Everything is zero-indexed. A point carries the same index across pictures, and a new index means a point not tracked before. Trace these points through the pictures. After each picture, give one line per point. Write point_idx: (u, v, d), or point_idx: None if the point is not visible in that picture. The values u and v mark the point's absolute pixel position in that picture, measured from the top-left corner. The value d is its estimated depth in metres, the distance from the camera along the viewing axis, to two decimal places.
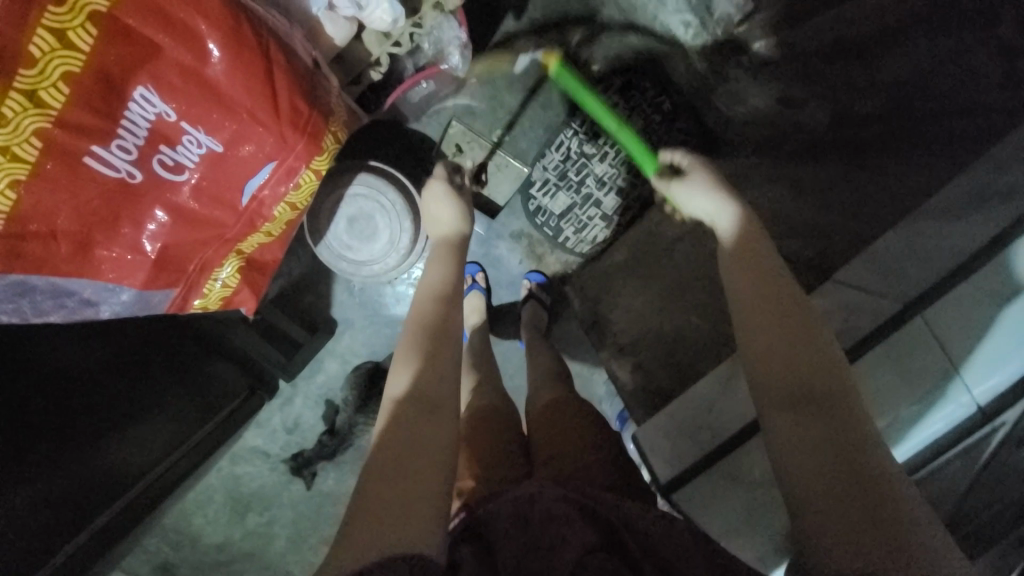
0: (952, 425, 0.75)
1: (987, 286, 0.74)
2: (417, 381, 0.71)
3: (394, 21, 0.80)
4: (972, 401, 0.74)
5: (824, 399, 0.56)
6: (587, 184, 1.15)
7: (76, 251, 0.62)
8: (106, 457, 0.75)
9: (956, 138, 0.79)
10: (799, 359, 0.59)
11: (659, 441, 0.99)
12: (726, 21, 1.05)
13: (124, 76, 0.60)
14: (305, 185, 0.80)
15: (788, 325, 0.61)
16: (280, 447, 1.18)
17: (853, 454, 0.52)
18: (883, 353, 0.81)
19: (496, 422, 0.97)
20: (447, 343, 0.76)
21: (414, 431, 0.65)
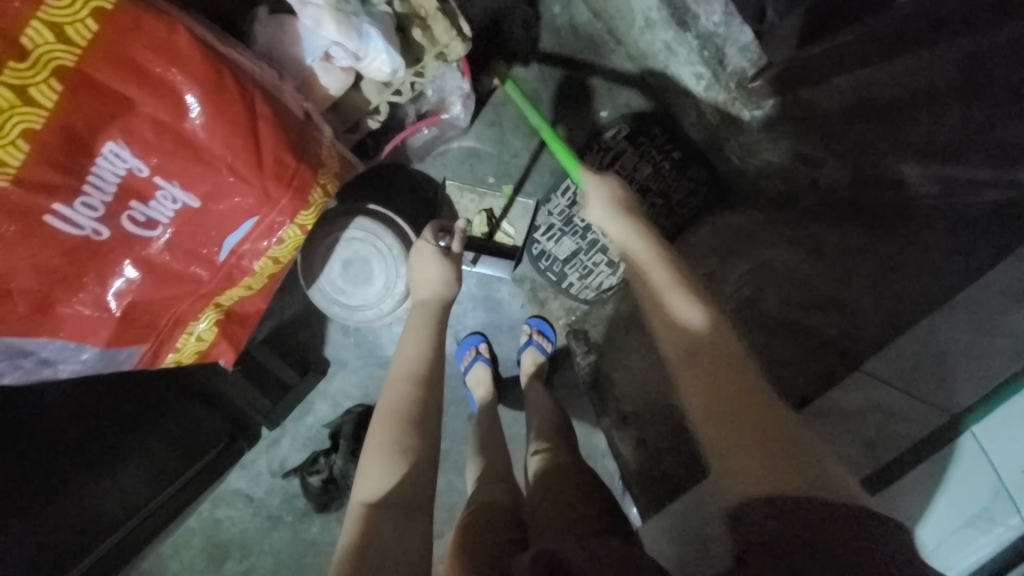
0: (998, 548, 0.68)
1: None
2: (394, 481, 0.60)
3: (393, 72, 0.77)
4: (1022, 523, 0.65)
5: (717, 357, 0.55)
6: (593, 230, 1.18)
7: (33, 309, 0.59)
8: (91, 498, 0.90)
9: (982, 220, 0.67)
10: (689, 328, 0.58)
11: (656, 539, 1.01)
12: (740, 75, 0.90)
13: (94, 132, 0.55)
14: (290, 241, 0.71)
15: (682, 303, 0.60)
16: (262, 490, 1.41)
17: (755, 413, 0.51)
18: (918, 478, 0.75)
19: (494, 511, 0.83)
20: (431, 425, 0.67)
21: (390, 541, 0.55)
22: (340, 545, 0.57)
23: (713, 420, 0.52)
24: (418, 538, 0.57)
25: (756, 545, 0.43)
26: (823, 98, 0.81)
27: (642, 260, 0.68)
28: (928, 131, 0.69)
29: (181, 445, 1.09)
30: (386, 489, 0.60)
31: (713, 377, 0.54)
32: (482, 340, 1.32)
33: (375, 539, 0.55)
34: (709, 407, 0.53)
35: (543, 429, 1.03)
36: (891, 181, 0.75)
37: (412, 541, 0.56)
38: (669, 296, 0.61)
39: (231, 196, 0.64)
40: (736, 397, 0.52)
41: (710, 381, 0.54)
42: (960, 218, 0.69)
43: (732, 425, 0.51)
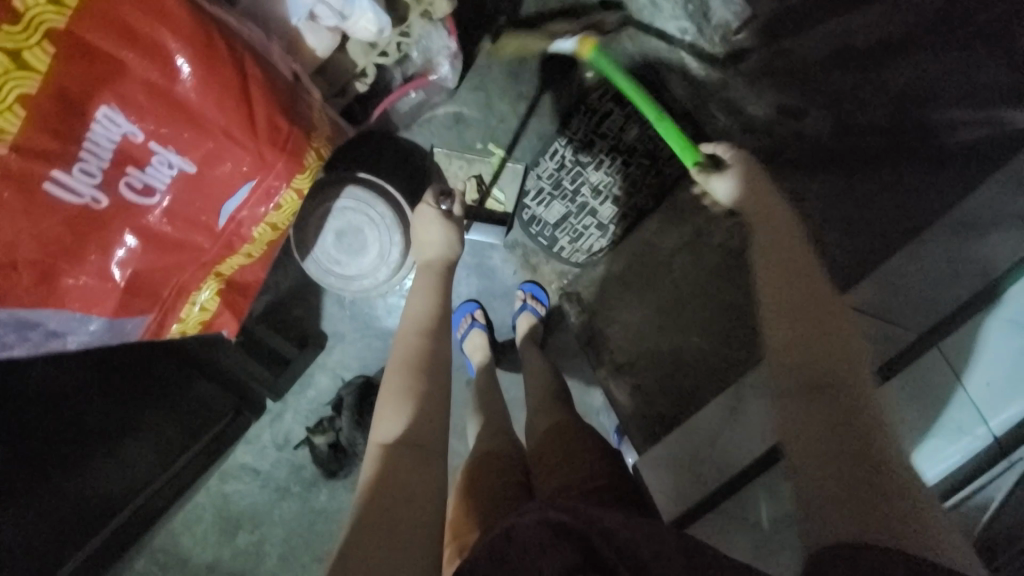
0: (968, 456, 0.76)
1: (1008, 316, 0.75)
2: (408, 427, 0.64)
3: (380, 32, 0.76)
4: (989, 432, 0.75)
5: (843, 402, 0.52)
6: (582, 193, 1.19)
7: (38, 281, 0.59)
8: (98, 476, 0.91)
9: (953, 157, 0.71)
10: (821, 362, 0.54)
11: (658, 472, 1.07)
12: (725, 28, 0.93)
13: (86, 96, 0.55)
14: (288, 206, 0.72)
15: (819, 322, 0.56)
16: (268, 463, 1.45)
17: (878, 468, 0.49)
18: (897, 393, 0.81)
19: (498, 462, 0.87)
20: (439, 380, 0.70)
21: (407, 480, 0.59)
22: (360, 485, 0.61)
23: (831, 460, 0.50)
24: (433, 478, 0.60)
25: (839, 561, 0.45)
26: (807, 45, 0.81)
27: (777, 264, 0.61)
28: (909, 76, 0.70)
29: (181, 420, 1.09)
30: (401, 434, 0.64)
31: (832, 418, 0.52)
32: (478, 307, 1.35)
33: (395, 479, 0.59)
34: (825, 447, 0.51)
35: (542, 385, 1.07)
36: (868, 127, 0.75)
37: (428, 483, 0.60)
38: (785, 319, 0.57)
39: (226, 161, 0.64)
40: (857, 443, 0.50)
41: (830, 423, 0.52)
42: (946, 156, 0.71)
43: (848, 470, 0.49)
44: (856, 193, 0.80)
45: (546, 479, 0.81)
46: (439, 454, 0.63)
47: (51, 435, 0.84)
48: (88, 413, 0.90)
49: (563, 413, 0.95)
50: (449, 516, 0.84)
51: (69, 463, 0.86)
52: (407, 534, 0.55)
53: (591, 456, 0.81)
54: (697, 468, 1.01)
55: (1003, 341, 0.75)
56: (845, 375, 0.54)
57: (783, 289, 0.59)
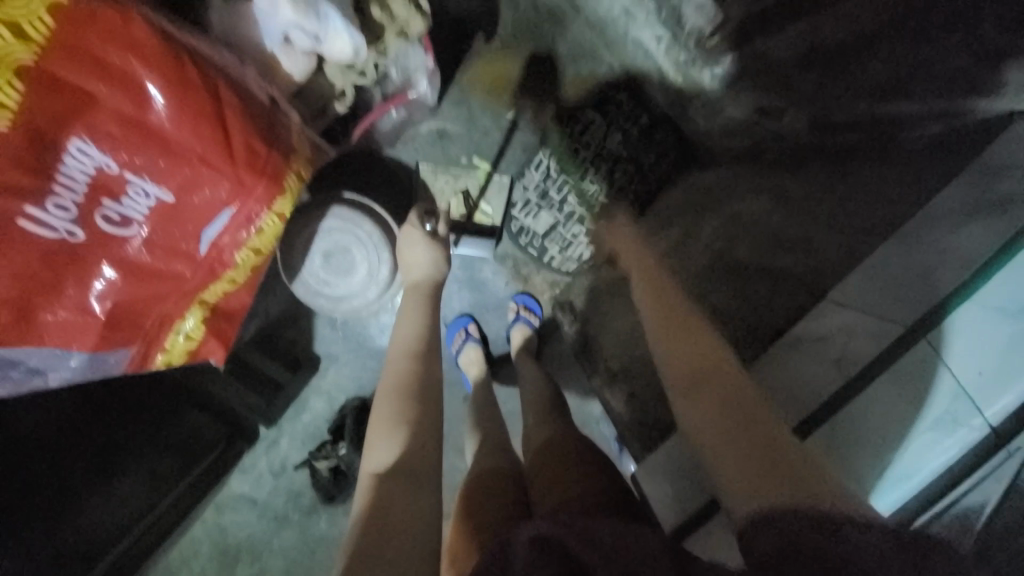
0: (964, 449, 0.70)
1: (992, 301, 0.70)
2: (399, 449, 0.63)
3: (355, 52, 0.77)
4: (985, 422, 0.69)
5: (718, 385, 0.63)
6: (569, 202, 1.18)
7: (15, 319, 0.58)
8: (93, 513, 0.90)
9: (936, 150, 0.73)
10: (692, 361, 0.68)
11: (654, 487, 1.02)
12: (698, 34, 0.94)
13: (58, 129, 0.54)
14: (269, 230, 0.71)
15: (697, 342, 0.70)
16: (265, 491, 1.42)
17: (758, 430, 0.57)
18: (882, 389, 0.76)
19: (497, 481, 0.86)
20: (429, 399, 0.70)
21: (400, 505, 0.58)
22: (354, 512, 0.60)
23: (733, 446, 0.57)
24: (428, 499, 0.59)
25: (772, 530, 0.48)
26: (777, 47, 0.84)
27: (659, 315, 0.81)
28: (882, 69, 0.71)
29: (172, 454, 1.08)
30: (392, 459, 0.62)
31: (719, 406, 0.61)
32: (471, 321, 1.34)
33: (388, 504, 0.58)
34: (714, 425, 0.60)
35: (537, 398, 1.06)
36: (849, 124, 0.76)
37: (421, 506, 0.58)
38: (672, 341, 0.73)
39: (205, 188, 0.64)
40: (753, 429, 0.57)
41: (714, 405, 0.62)
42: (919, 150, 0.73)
43: (751, 457, 0.55)
44: (837, 189, 0.81)
45: (543, 493, 0.79)
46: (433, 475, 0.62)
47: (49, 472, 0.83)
48: (82, 453, 0.88)
49: (560, 425, 0.94)
50: (449, 537, 0.82)
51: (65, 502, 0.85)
52: (402, 562, 0.53)
53: (590, 467, 0.79)
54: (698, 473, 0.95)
55: (988, 327, 0.70)
56: (713, 366, 0.66)
57: (665, 325, 0.78)
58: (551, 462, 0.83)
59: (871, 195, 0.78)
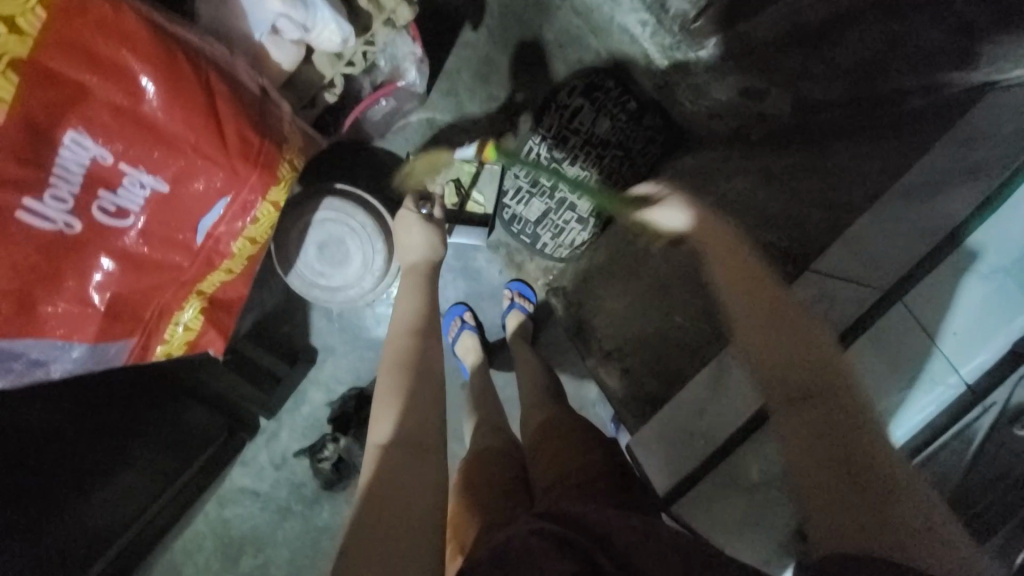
0: (942, 407, 0.77)
1: (964, 266, 0.75)
2: (401, 427, 0.65)
3: (344, 42, 0.78)
4: (961, 380, 0.76)
5: (835, 409, 0.52)
6: (560, 189, 1.21)
7: (16, 311, 0.59)
8: (93, 505, 0.91)
9: (918, 121, 0.71)
10: (806, 372, 0.55)
11: (653, 454, 1.00)
12: (682, 17, 0.96)
13: (53, 122, 0.55)
14: (265, 219, 0.72)
15: (795, 331, 0.57)
16: (267, 483, 1.44)
17: (855, 457, 0.49)
18: (866, 352, 0.80)
19: (497, 461, 0.88)
20: (429, 379, 0.71)
21: (403, 479, 0.60)
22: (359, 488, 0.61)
23: (834, 475, 0.49)
24: (431, 472, 0.61)
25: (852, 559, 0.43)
26: (761, 28, 0.85)
27: (750, 295, 0.60)
28: (859, 49, 0.73)
29: (174, 453, 1.09)
30: (394, 435, 0.64)
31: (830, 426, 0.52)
32: (466, 309, 1.36)
33: (392, 479, 0.60)
34: (811, 445, 0.51)
35: (534, 381, 1.08)
36: (828, 101, 0.80)
37: (424, 480, 0.60)
38: (764, 327, 0.58)
39: (199, 178, 0.65)
40: (854, 451, 0.50)
41: (820, 430, 0.52)
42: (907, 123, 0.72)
43: (849, 487, 0.48)
44: (819, 166, 0.83)
45: (540, 472, 0.82)
46: (434, 452, 0.64)
47: (51, 462, 0.83)
48: (81, 445, 0.89)
49: (556, 406, 0.97)
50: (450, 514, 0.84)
51: (68, 494, 0.86)
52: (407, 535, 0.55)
53: (585, 445, 0.82)
54: (687, 444, 0.94)
55: (972, 286, 0.75)
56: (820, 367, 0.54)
57: (759, 306, 0.59)
58: (548, 440, 0.86)
59: (864, 169, 0.77)
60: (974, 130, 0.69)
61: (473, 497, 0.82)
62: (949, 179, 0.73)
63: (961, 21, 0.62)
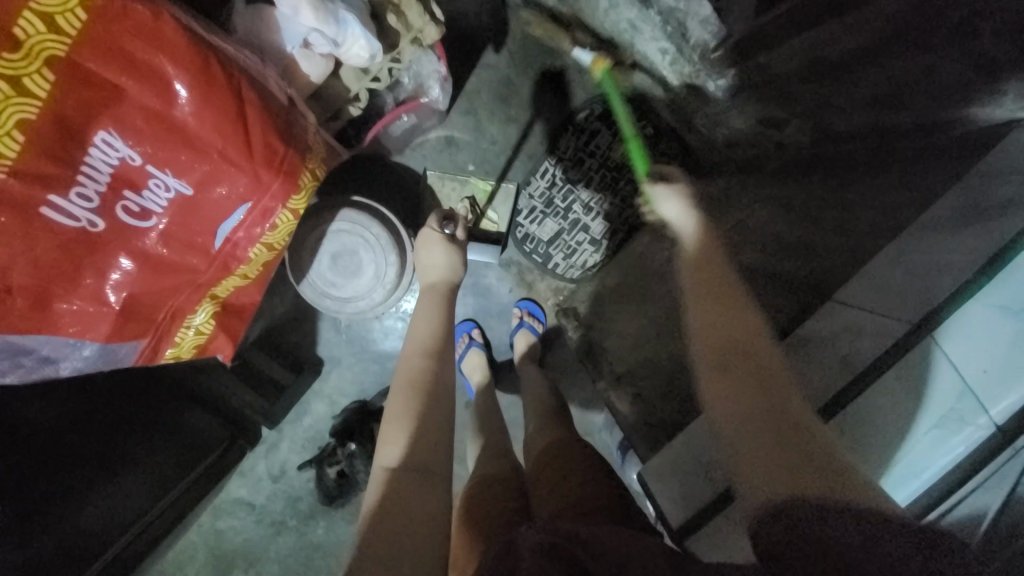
0: (972, 447, 0.72)
1: (997, 301, 0.73)
2: (408, 449, 0.63)
3: (371, 57, 0.80)
4: (991, 422, 0.71)
5: (751, 368, 0.52)
6: (574, 210, 1.21)
7: (32, 306, 0.59)
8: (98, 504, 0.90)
9: (950, 150, 0.72)
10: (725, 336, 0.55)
11: (665, 485, 1.01)
12: (703, 47, 0.92)
13: (84, 121, 0.56)
14: (283, 226, 0.73)
15: (732, 300, 0.57)
16: (263, 495, 1.41)
17: (777, 418, 0.49)
18: (890, 383, 0.79)
19: (501, 484, 0.86)
20: (439, 398, 0.70)
21: (409, 504, 0.58)
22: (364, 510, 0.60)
23: (762, 438, 0.48)
24: (435, 495, 0.60)
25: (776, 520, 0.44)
26: (777, 61, 0.84)
27: (698, 262, 0.62)
28: (881, 81, 0.72)
29: (177, 454, 1.08)
30: (402, 457, 0.63)
31: (753, 385, 0.51)
32: (474, 326, 1.35)
33: (398, 504, 0.58)
34: (739, 411, 0.50)
35: (540, 404, 1.06)
36: (850, 133, 0.78)
37: (429, 505, 0.59)
38: (701, 294, 0.59)
39: (223, 183, 0.65)
40: (779, 411, 0.50)
41: (751, 390, 0.51)
42: (935, 156, 0.73)
43: (779, 447, 0.48)
44: (834, 195, 0.83)
45: (543, 497, 0.79)
46: (440, 473, 0.62)
47: (61, 459, 0.84)
48: (89, 445, 0.89)
49: (563, 429, 0.94)
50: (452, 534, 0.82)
51: (76, 493, 0.86)
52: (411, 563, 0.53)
53: (592, 473, 0.79)
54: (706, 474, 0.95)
55: (999, 329, 0.72)
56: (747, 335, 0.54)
57: (704, 281, 0.60)
58: (552, 466, 0.83)
59: (882, 206, 0.79)
60: (998, 167, 0.70)
61: (474, 522, 0.79)
62: (971, 220, 0.74)
63: (982, 56, 0.62)
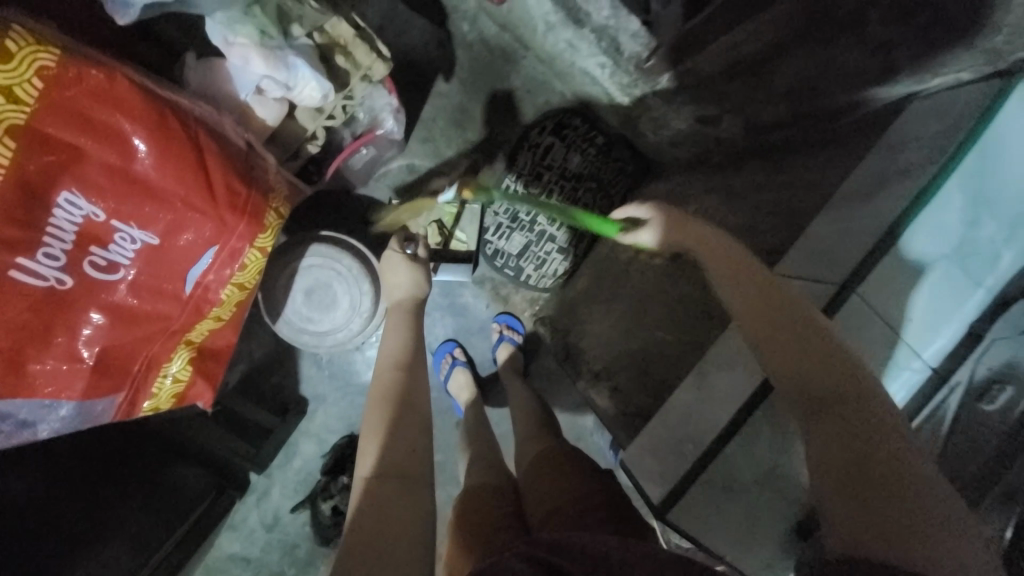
0: (912, 391, 0.72)
1: (904, 257, 0.73)
2: (388, 456, 0.66)
3: (324, 97, 0.84)
4: (925, 364, 0.72)
5: (861, 419, 0.50)
6: (539, 222, 1.27)
7: (5, 370, 0.60)
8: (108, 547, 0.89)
9: (863, 127, 0.80)
10: (825, 383, 0.52)
11: (642, 463, 0.89)
12: (636, 59, 0.99)
13: (47, 183, 0.58)
14: (252, 264, 0.75)
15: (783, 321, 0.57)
16: (258, 546, 1.37)
17: (894, 485, 0.45)
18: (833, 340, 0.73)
19: (495, 496, 0.87)
20: (412, 408, 0.74)
21: (393, 508, 0.60)
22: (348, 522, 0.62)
23: (864, 503, 0.45)
24: (420, 503, 0.62)
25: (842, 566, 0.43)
26: (706, 62, 0.90)
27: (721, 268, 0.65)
28: (794, 76, 0.81)
29: (169, 502, 1.07)
30: (383, 466, 0.65)
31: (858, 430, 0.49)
32: (456, 345, 1.37)
33: (382, 508, 0.60)
34: (841, 468, 0.48)
35: (526, 414, 1.07)
36: (775, 123, 0.88)
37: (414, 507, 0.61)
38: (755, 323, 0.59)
39: (188, 230, 0.67)
40: (877, 463, 0.47)
41: (845, 437, 0.49)
42: (847, 133, 0.81)
43: (894, 517, 0.43)
44: (781, 175, 0.89)
45: (536, 504, 0.81)
46: (422, 479, 0.65)
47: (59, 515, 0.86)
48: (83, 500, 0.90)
49: (550, 438, 0.96)
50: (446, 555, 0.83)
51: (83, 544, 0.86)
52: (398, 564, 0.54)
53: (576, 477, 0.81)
54: (677, 447, 0.84)
55: (923, 274, 0.72)
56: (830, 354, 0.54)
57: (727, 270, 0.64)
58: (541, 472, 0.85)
59: (812, 180, 0.84)
60: (905, 135, 0.76)
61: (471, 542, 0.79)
62: (878, 188, 0.77)
63: (877, 41, 0.71)
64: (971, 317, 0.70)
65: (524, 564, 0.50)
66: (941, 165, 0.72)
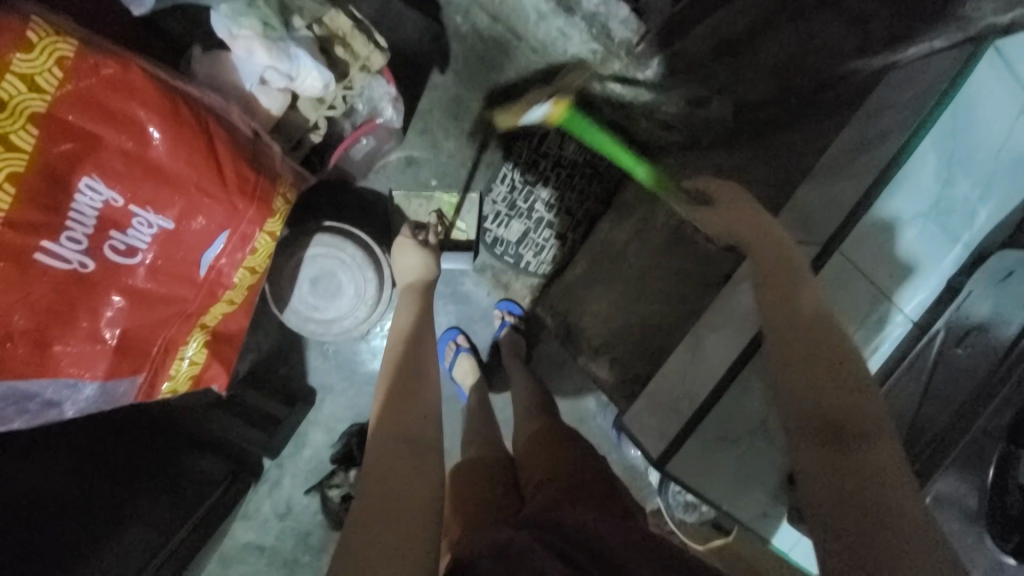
0: (895, 344, 0.78)
1: (878, 222, 0.76)
2: (399, 421, 0.70)
3: (326, 86, 0.86)
4: (907, 318, 0.77)
5: (864, 455, 0.51)
6: (537, 209, 1.29)
7: (32, 350, 0.63)
8: (127, 532, 0.93)
9: (838, 104, 0.86)
10: (831, 406, 0.54)
11: (641, 423, 0.99)
12: (627, 45, 1.00)
13: (69, 170, 0.61)
14: (263, 248, 0.79)
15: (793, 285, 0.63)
16: (273, 533, 1.41)
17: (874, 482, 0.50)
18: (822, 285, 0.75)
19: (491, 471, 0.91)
20: (420, 378, 0.78)
21: (404, 468, 0.63)
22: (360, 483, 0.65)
23: (848, 496, 0.49)
24: (430, 464, 0.65)
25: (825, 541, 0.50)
26: (694, 46, 0.92)
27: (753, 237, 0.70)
28: (776, 53, 0.86)
29: (185, 490, 1.10)
30: (393, 429, 0.69)
31: (870, 424, 0.53)
32: (459, 332, 1.41)
33: (394, 469, 0.63)
34: (841, 490, 0.50)
35: (527, 396, 1.10)
36: (761, 101, 0.92)
37: (424, 466, 0.64)
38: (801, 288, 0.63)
39: (200, 215, 0.70)
40: (868, 488, 0.49)
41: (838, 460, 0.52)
42: (822, 106, 0.88)
43: (862, 500, 0.49)
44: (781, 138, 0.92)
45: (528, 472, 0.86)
46: (431, 443, 0.68)
47: (85, 493, 0.89)
48: (105, 483, 0.93)
49: (548, 417, 0.98)
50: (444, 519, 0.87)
51: (105, 526, 0.89)
52: (408, 517, 0.58)
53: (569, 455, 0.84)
54: (673, 405, 0.91)
55: (904, 231, 0.76)
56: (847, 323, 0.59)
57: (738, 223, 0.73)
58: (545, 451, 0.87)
59: (791, 150, 0.90)
60: (884, 101, 0.81)
61: (467, 507, 0.85)
62: (857, 152, 0.81)
63: (853, 14, 0.79)
64: (949, 272, 0.76)
65: (542, 547, 0.53)
66: (920, 126, 0.73)
